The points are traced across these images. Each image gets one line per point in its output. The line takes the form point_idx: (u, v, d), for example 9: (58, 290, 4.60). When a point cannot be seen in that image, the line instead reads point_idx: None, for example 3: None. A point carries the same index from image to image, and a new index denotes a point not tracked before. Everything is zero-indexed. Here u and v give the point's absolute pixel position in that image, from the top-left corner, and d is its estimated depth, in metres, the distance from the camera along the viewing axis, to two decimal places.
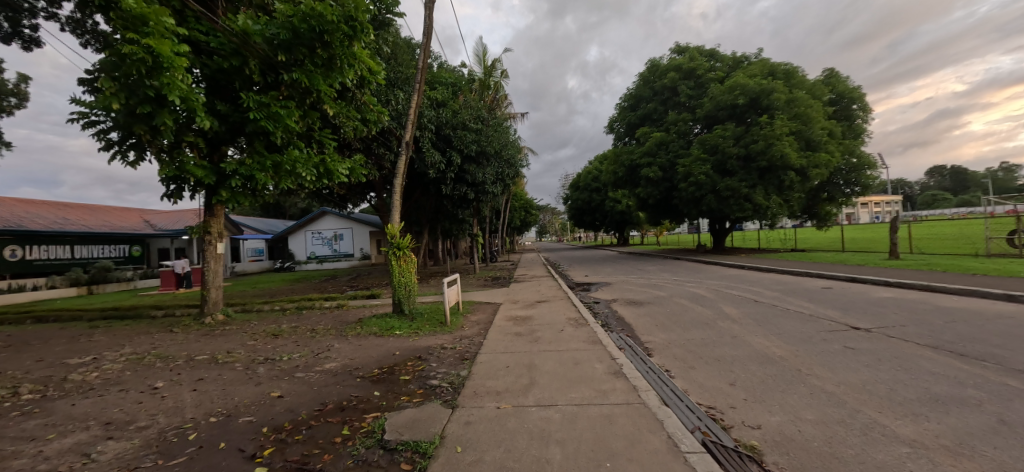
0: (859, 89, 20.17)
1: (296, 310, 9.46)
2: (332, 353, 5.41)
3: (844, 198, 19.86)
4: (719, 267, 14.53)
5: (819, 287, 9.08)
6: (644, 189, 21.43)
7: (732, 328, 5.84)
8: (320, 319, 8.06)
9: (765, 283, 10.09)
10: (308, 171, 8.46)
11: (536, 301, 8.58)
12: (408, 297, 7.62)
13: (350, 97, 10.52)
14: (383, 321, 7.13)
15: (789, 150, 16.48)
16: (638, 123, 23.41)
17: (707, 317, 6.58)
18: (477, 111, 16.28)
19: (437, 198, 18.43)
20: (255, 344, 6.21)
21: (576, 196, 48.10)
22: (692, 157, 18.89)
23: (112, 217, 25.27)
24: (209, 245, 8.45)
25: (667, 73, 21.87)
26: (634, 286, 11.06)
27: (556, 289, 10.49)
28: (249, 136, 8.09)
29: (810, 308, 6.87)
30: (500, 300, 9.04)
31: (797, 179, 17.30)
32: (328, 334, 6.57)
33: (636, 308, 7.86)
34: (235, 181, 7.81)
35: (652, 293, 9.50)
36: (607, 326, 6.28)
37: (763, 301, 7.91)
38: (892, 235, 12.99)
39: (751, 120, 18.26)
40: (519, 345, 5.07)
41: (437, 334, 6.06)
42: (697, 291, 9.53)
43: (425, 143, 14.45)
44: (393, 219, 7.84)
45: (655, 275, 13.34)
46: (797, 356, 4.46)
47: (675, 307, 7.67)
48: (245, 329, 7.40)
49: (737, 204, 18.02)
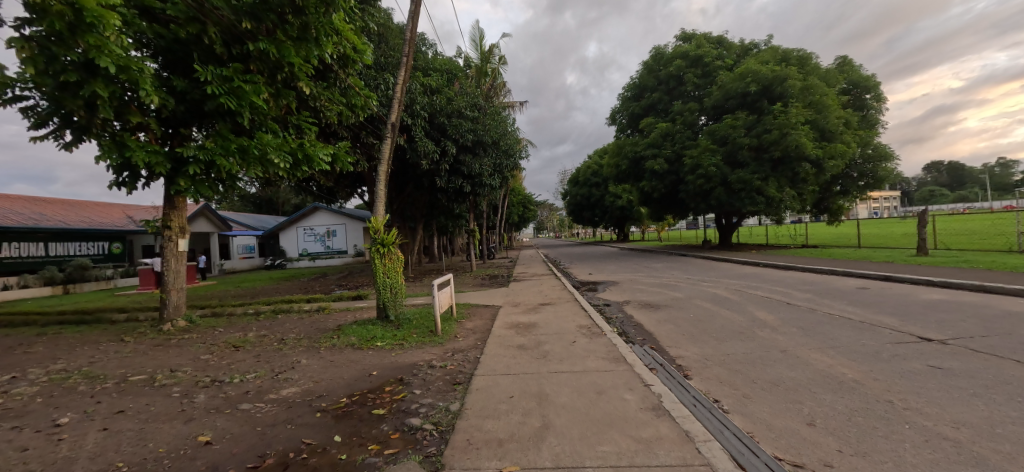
0: (873, 77, 19.26)
1: (272, 315, 8.46)
2: (296, 372, 4.45)
3: (858, 192, 19.00)
4: (732, 265, 13.65)
5: (853, 288, 8.17)
6: (649, 183, 20.45)
7: (776, 339, 4.91)
8: (295, 325, 7.07)
9: (791, 283, 9.16)
10: (281, 158, 7.52)
11: (540, 304, 7.63)
12: (393, 301, 6.66)
13: (333, 78, 9.54)
14: (364, 329, 6.15)
15: (804, 139, 15.55)
16: (642, 114, 22.35)
17: (741, 325, 5.64)
18: (473, 97, 15.27)
19: (431, 191, 17.41)
20: (209, 359, 5.22)
21: (575, 191, 47.08)
22: (701, 148, 17.92)
23: (92, 213, 24.10)
24: (169, 242, 7.41)
25: (672, 61, 20.84)
26: (645, 285, 10.12)
27: (560, 290, 9.54)
28: (212, 117, 7.10)
29: (858, 315, 5.95)
30: (499, 303, 8.07)
31: (812, 171, 16.40)
32: (299, 344, 5.62)
33: (654, 313, 6.90)
34: (195, 168, 6.87)
35: (667, 294, 8.57)
36: (625, 336, 5.34)
37: (797, 304, 6.99)
38: (921, 229, 12.08)
39: (763, 108, 17.31)
40: (524, 364, 4.12)
41: (424, 347, 5.11)
42: (717, 291, 8.59)
43: (417, 132, 13.43)
44: (377, 212, 6.85)
45: (665, 274, 12.41)
46: (876, 381, 3.53)
47: (699, 311, 6.74)
48: (205, 338, 6.41)
49: (749, 198, 17.06)
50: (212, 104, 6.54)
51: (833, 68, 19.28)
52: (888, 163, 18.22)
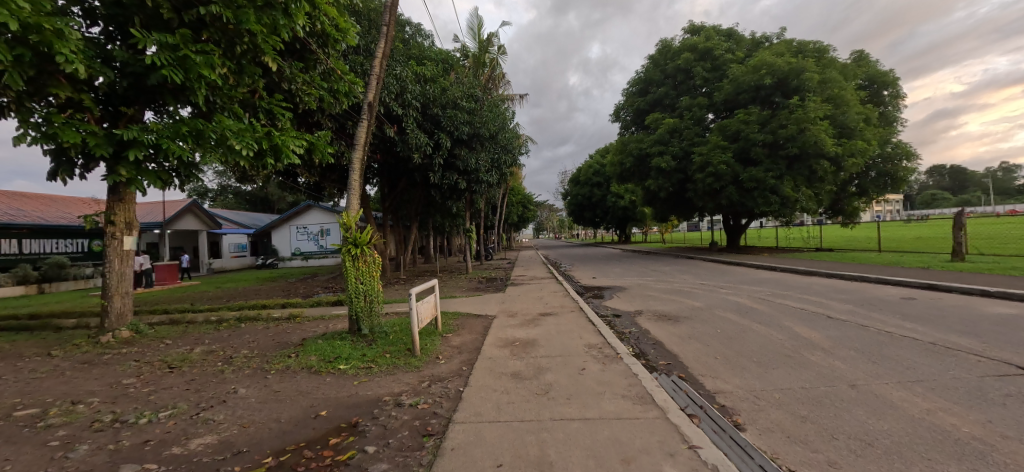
0: (891, 72, 18.31)
1: (235, 323, 7.40)
2: (224, 407, 3.44)
3: (876, 192, 18.02)
4: (747, 269, 12.66)
5: (895, 298, 7.19)
6: (655, 181, 19.38)
7: (838, 368, 3.90)
8: (254, 338, 6.03)
9: (822, 291, 8.15)
10: (243, 145, 6.57)
11: (540, 315, 6.60)
12: (367, 311, 5.67)
13: (314, 62, 8.65)
14: (328, 345, 5.14)
15: (824, 135, 14.55)
16: (648, 110, 21.28)
17: (785, 348, 4.63)
18: (469, 88, 14.29)
19: (425, 188, 16.39)
20: (129, 385, 4.20)
21: (575, 191, 46.01)
22: (711, 145, 16.90)
23: (73, 208, 23.08)
24: (112, 240, 6.40)
25: (681, 53, 19.83)
26: (657, 292, 9.07)
27: (562, 296, 8.52)
28: (161, 94, 6.12)
29: (924, 334, 4.95)
30: (493, 312, 7.05)
31: (830, 169, 15.38)
32: (244, 366, 4.58)
33: (675, 327, 5.88)
34: (139, 154, 5.88)
35: (684, 303, 7.54)
36: (646, 360, 4.33)
37: (840, 318, 6.00)
38: (957, 232, 11.11)
39: (778, 102, 16.33)
40: (520, 405, 3.10)
41: (397, 372, 4.10)
42: (741, 300, 7.57)
43: (408, 123, 12.49)
44: (350, 206, 5.83)
45: (675, 278, 11.42)
46: (1010, 441, 2.53)
47: (727, 326, 5.72)
48: (143, 354, 5.39)
49: (763, 198, 16.04)
50: (156, 79, 5.54)
51: (850, 61, 18.28)
52: (908, 162, 17.26)
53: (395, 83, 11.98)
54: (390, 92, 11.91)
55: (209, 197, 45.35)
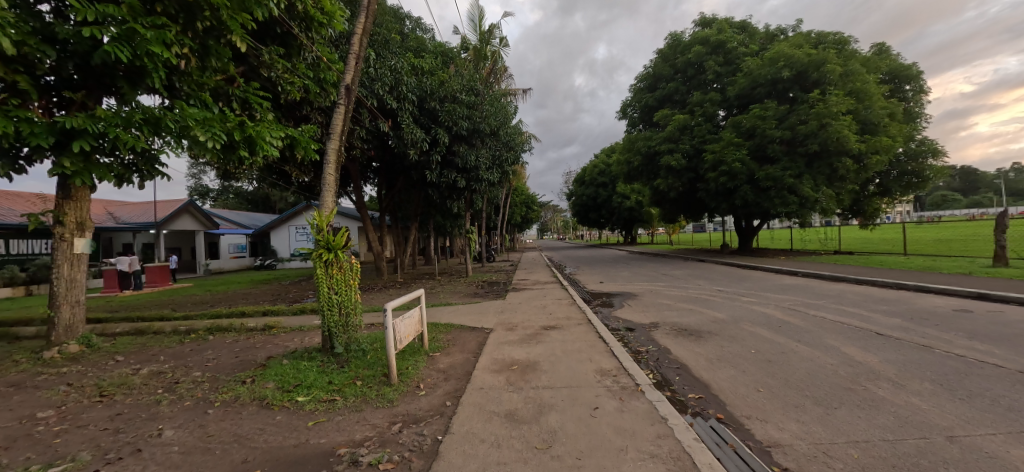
0: (915, 66, 17.36)
1: (204, 335, 6.64)
2: (130, 464, 2.63)
3: (899, 192, 17.02)
4: (767, 274, 11.80)
5: (947, 311, 6.31)
6: (665, 181, 18.50)
7: (923, 411, 3.06)
8: (216, 356, 5.27)
9: (858, 302, 7.26)
10: (208, 136, 5.85)
11: (543, 329, 5.77)
12: (342, 326, 4.90)
13: (298, 49, 7.99)
14: (293, 367, 4.36)
15: (847, 131, 13.63)
16: (657, 106, 20.41)
17: (843, 379, 3.79)
18: (469, 81, 13.55)
19: (423, 187, 15.63)
20: (37, 422, 3.42)
21: (580, 191, 45.10)
22: (725, 142, 16.02)
23: None
24: (59, 242, 5.66)
25: (691, 47, 18.96)
26: (672, 301, 8.22)
27: (568, 305, 7.70)
28: (112, 78, 5.40)
29: (1006, 359, 4.08)
30: (489, 325, 6.24)
31: (853, 167, 14.49)
32: (186, 396, 3.81)
33: (699, 345, 5.04)
34: (87, 144, 5.15)
35: (705, 315, 6.69)
36: (672, 395, 3.51)
37: (893, 335, 5.14)
38: (999, 235, 10.17)
39: (796, 97, 15.45)
40: (515, 469, 2.28)
41: (366, 408, 3.29)
42: (769, 312, 6.71)
43: (404, 118, 11.82)
44: (323, 204, 5.04)
45: (690, 284, 10.59)
46: None
47: (763, 345, 4.87)
48: (84, 375, 4.64)
49: (779, 197, 15.17)
50: (99, 57, 4.81)
51: (871, 54, 17.32)
52: (935, 160, 16.25)
53: (389, 75, 11.31)
54: (384, 84, 11.19)
55: (210, 198, 45.00)
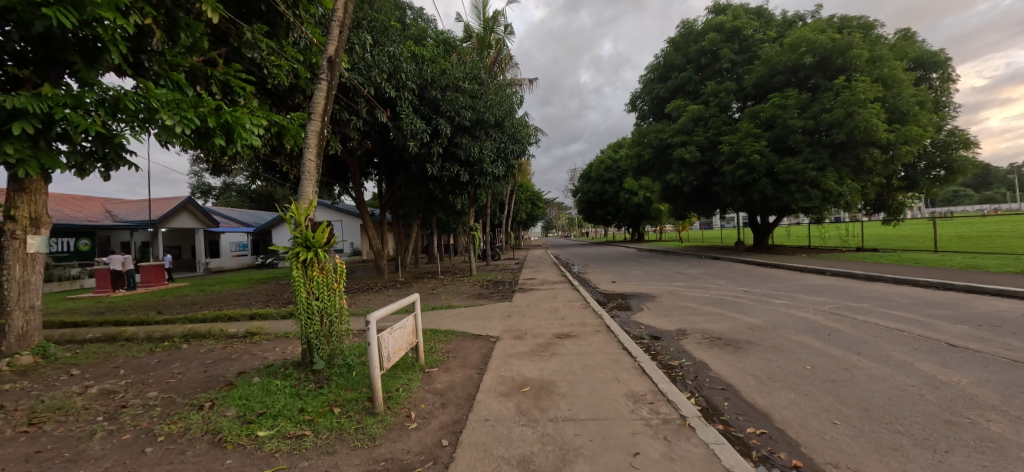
0: (943, 53, 16.38)
1: (178, 343, 5.99)
2: None
3: (927, 185, 16.09)
4: (793, 273, 11.01)
5: (1018, 316, 5.51)
6: (678, 175, 17.64)
7: None
8: (183, 371, 4.62)
9: (907, 305, 6.47)
10: (174, 120, 5.18)
11: (555, 338, 5.05)
12: (324, 337, 4.18)
13: (286, 29, 7.33)
14: (263, 387, 3.69)
15: (876, 119, 12.75)
16: (668, 97, 19.56)
17: (936, 408, 3.03)
18: (472, 68, 12.80)
19: (424, 182, 14.90)
20: None
21: (586, 188, 44.25)
22: (742, 133, 15.20)
23: (62, 205, 21.97)
24: (9, 240, 5.00)
25: (705, 35, 18.08)
26: (695, 303, 7.46)
27: (581, 309, 6.99)
28: (64, 52, 4.76)
29: None
30: (495, 332, 5.54)
31: (881, 158, 13.61)
32: (128, 427, 3.14)
33: (741, 359, 4.29)
34: (32, 128, 4.50)
35: (737, 321, 5.93)
36: (726, 431, 2.77)
37: (969, 347, 4.36)
38: None
39: (818, 85, 14.56)
40: None
41: (341, 451, 2.56)
42: (810, 317, 5.94)
43: (403, 107, 11.14)
44: (302, 194, 4.30)
45: (711, 283, 9.82)
46: None
47: (817, 360, 4.12)
48: (23, 394, 3.98)
49: (801, 192, 14.33)
50: (40, 25, 4.14)
51: (897, 40, 16.34)
52: (966, 151, 15.29)
53: (388, 62, 10.64)
54: (382, 72, 10.52)
55: (212, 196, 44.53)
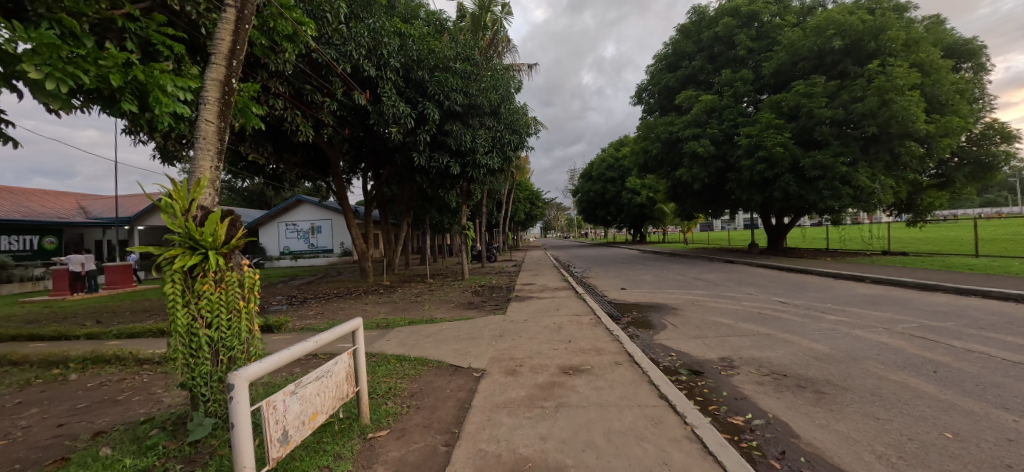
0: (977, 40, 15.11)
1: (68, 373, 4.59)
2: None
3: (962, 183, 14.76)
4: (830, 281, 9.66)
5: None
6: (689, 170, 16.25)
7: None
8: (28, 425, 3.21)
9: (1003, 325, 5.12)
10: (40, 72, 3.82)
11: (561, 376, 3.67)
12: (217, 385, 2.75)
13: None
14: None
15: (916, 109, 11.40)
16: (678, 88, 18.20)
17: None
18: (465, 47, 11.40)
19: (412, 176, 13.47)
20: None
21: (587, 187, 42.83)
22: (762, 124, 13.87)
23: (30, 201, 20.44)
24: None
25: (719, 20, 16.73)
26: (729, 320, 6.10)
27: (591, 326, 5.63)
28: None
29: None
30: (481, 363, 4.16)
31: (917, 152, 12.28)
32: None
33: (837, 416, 2.92)
34: None
35: (797, 347, 4.55)
36: None
37: None
38: None
39: (847, 71, 13.25)
40: None
41: None
42: (889, 342, 4.60)
43: (384, 89, 9.80)
44: (194, 169, 2.94)
45: (740, 293, 8.45)
46: None
47: (957, 424, 2.74)
48: None
49: (829, 189, 12.98)
50: None
51: (928, 25, 15.03)
52: (1008, 146, 13.95)
53: (367, 36, 9.28)
54: (361, 47, 9.17)
55: None
